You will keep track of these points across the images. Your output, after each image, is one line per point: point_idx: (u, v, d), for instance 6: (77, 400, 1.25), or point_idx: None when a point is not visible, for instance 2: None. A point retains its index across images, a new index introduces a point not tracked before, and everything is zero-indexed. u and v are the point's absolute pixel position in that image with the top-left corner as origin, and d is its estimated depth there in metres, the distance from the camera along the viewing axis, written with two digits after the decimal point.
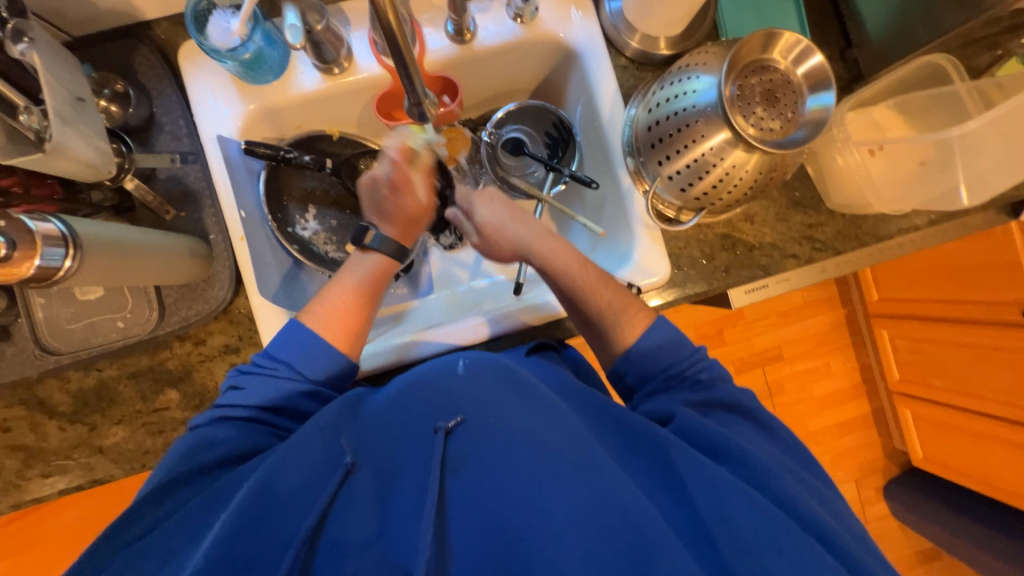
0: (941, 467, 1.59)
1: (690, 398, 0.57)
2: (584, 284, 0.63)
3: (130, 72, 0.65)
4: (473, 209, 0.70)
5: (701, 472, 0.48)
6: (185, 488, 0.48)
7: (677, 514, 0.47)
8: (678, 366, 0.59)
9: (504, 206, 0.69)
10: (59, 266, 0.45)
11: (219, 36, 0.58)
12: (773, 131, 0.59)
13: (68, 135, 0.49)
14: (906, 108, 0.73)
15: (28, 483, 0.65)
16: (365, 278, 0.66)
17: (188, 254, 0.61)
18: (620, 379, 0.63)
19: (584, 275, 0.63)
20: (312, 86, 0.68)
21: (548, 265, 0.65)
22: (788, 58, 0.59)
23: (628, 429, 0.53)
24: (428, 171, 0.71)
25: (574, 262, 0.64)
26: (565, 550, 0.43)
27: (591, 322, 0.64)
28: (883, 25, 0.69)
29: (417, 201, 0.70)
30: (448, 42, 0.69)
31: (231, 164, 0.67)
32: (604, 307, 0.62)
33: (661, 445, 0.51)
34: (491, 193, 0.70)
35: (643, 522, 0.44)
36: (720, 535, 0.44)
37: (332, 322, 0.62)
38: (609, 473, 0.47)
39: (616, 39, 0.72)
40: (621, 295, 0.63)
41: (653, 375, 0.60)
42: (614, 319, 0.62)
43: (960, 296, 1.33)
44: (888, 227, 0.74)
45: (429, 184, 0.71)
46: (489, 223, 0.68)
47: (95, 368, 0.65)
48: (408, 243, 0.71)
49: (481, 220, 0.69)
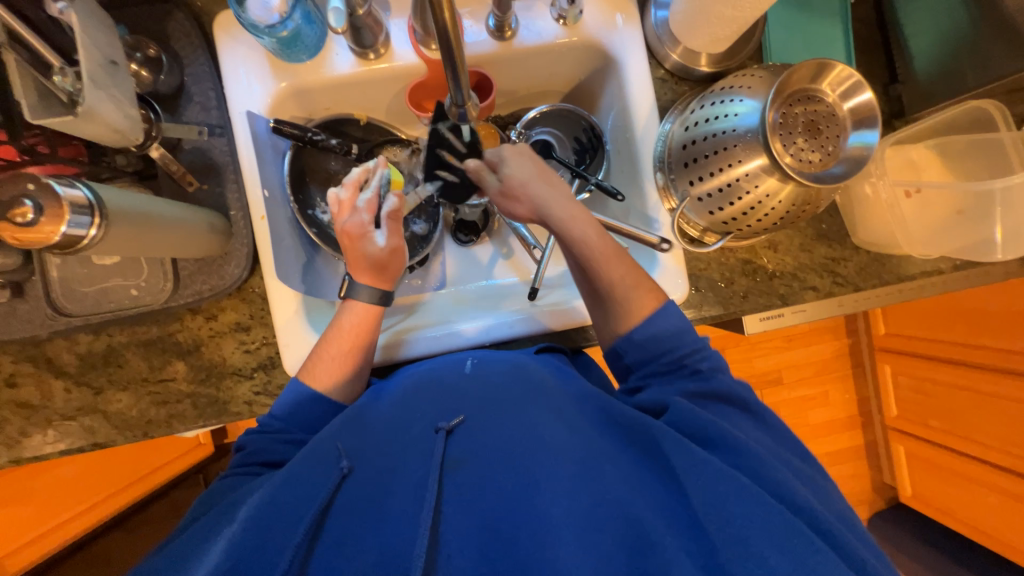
0: (929, 506, 1.59)
1: (689, 389, 0.56)
2: (600, 256, 0.59)
3: (163, 37, 0.64)
4: (499, 162, 0.61)
5: (696, 465, 0.46)
6: None
7: (674, 509, 0.46)
8: (678, 352, 0.58)
9: (533, 161, 0.61)
10: (83, 235, 0.44)
11: (258, 11, 0.57)
12: (812, 163, 0.58)
13: (99, 99, 0.49)
14: (944, 150, 0.71)
15: (30, 440, 0.65)
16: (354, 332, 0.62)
17: (208, 231, 0.61)
18: (619, 359, 0.63)
19: (602, 246, 0.59)
20: (346, 69, 0.66)
21: (567, 235, 0.59)
22: (836, 91, 0.58)
23: (624, 426, 0.53)
24: (395, 216, 0.61)
25: (593, 232, 0.59)
26: (560, 547, 0.43)
27: (600, 297, 0.61)
28: (932, 63, 0.67)
29: (377, 246, 0.61)
30: (488, 37, 0.68)
31: (258, 140, 0.66)
32: (616, 281, 0.60)
33: (654, 436, 0.50)
34: (522, 149, 0.62)
35: (636, 517, 0.44)
36: (711, 525, 0.43)
37: (327, 375, 0.60)
38: (605, 471, 0.48)
39: (658, 50, 0.71)
40: (635, 273, 0.60)
41: (654, 356, 0.59)
42: (624, 294, 0.60)
43: (970, 341, 1.32)
44: (911, 267, 0.73)
45: (391, 228, 0.62)
46: (514, 177, 0.60)
47: (104, 333, 0.65)
48: (386, 285, 0.63)
49: (509, 175, 0.60)
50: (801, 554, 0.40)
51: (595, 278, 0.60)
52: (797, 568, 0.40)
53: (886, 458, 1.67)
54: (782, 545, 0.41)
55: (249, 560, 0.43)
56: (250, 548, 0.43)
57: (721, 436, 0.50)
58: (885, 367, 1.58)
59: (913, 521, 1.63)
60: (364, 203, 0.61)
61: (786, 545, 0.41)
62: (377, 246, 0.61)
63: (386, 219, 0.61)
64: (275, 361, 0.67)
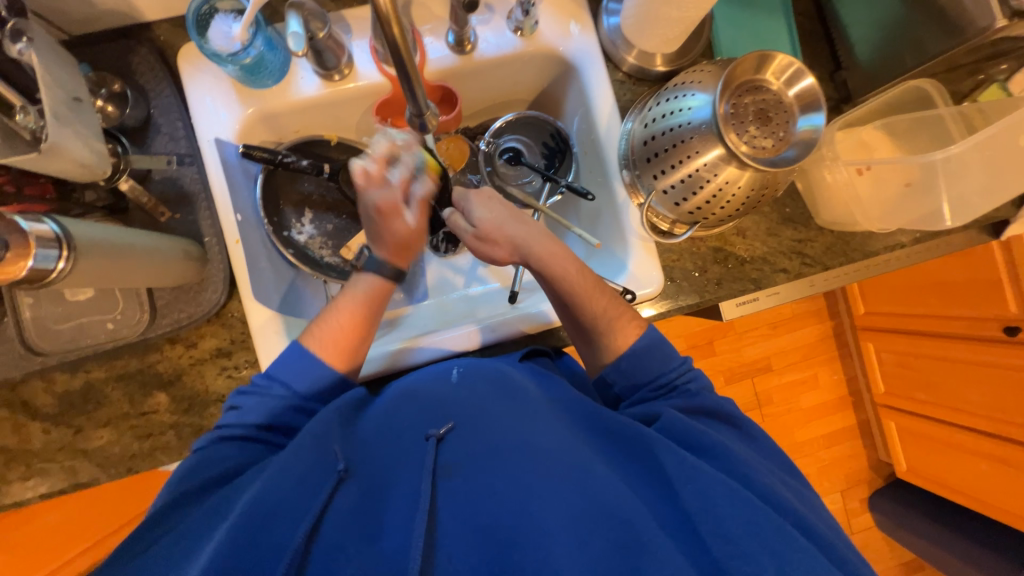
0: (924, 479, 1.61)
1: (675, 403, 0.58)
2: (581, 289, 0.62)
3: (128, 73, 0.65)
4: (470, 208, 0.67)
5: (688, 471, 0.48)
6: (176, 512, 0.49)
7: (664, 510, 0.47)
8: (668, 377, 0.61)
9: (503, 205, 0.66)
10: (52, 268, 0.44)
11: (219, 40, 0.58)
12: (765, 149, 0.60)
13: (64, 135, 0.49)
14: (893, 129, 0.75)
15: (9, 486, 0.63)
16: (364, 303, 0.63)
17: (182, 257, 0.61)
18: (608, 387, 0.64)
19: (582, 281, 0.63)
20: (312, 92, 0.68)
21: (547, 271, 0.63)
22: (781, 79, 0.60)
23: (616, 434, 0.54)
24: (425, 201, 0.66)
25: (572, 267, 0.63)
26: (556, 547, 0.43)
27: (583, 328, 0.64)
28: (871, 49, 0.71)
29: (408, 225, 0.63)
30: (449, 52, 0.70)
31: (228, 166, 0.67)
32: (598, 314, 0.62)
33: (648, 443, 0.51)
34: (489, 193, 0.68)
35: (631, 519, 0.44)
36: (704, 526, 0.44)
37: (332, 343, 0.61)
38: (598, 476, 0.48)
39: (614, 54, 0.74)
40: (616, 305, 0.63)
41: (642, 385, 0.61)
42: (607, 328, 0.62)
43: (944, 312, 1.36)
44: (874, 244, 0.76)
45: (422, 210, 0.65)
46: (488, 221, 0.65)
47: (82, 370, 0.64)
48: (403, 264, 0.66)
49: (479, 219, 0.65)
50: None
51: (576, 311, 0.63)
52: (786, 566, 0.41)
53: (879, 435, 1.70)
54: (772, 548, 0.42)
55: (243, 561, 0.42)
56: (245, 551, 0.42)
57: (713, 445, 0.52)
58: (868, 345, 1.62)
59: (910, 495, 1.66)
60: (398, 180, 0.62)
61: (776, 544, 0.42)
62: (409, 226, 0.63)
63: (418, 200, 0.65)
64: None
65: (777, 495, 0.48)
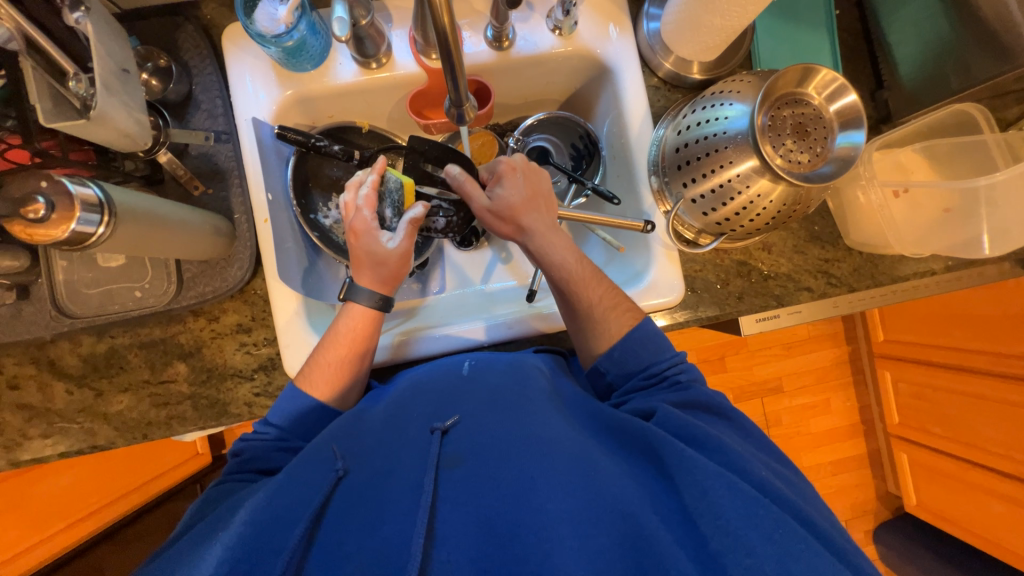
0: (933, 515, 1.57)
1: (672, 397, 0.56)
2: (577, 277, 0.63)
3: (173, 49, 0.67)
4: (499, 181, 0.66)
5: (688, 462, 0.46)
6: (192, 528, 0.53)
7: (667, 504, 0.46)
8: (659, 367, 0.59)
9: (526, 182, 0.65)
10: (92, 232, 0.45)
11: (265, 22, 0.59)
12: (801, 163, 0.59)
13: (112, 105, 0.51)
14: (932, 153, 0.73)
15: (29, 442, 0.65)
16: (350, 336, 0.62)
17: (212, 232, 0.62)
18: (600, 376, 0.63)
19: (578, 269, 0.64)
20: (349, 78, 0.69)
21: (546, 257, 0.64)
22: (822, 94, 0.60)
23: (619, 431, 0.53)
24: (415, 220, 0.62)
25: (571, 257, 0.64)
26: (559, 542, 0.43)
27: (577, 316, 0.64)
28: (915, 70, 0.70)
29: (386, 248, 0.62)
30: (486, 47, 0.71)
31: (263, 147, 0.67)
32: (593, 303, 0.62)
33: (649, 438, 0.50)
34: (518, 165, 0.66)
35: (632, 512, 0.44)
36: (704, 520, 0.43)
37: (321, 379, 0.60)
38: (600, 468, 0.48)
39: (651, 59, 0.73)
40: (612, 293, 0.63)
41: (634, 373, 0.60)
42: (602, 316, 0.62)
43: (967, 345, 1.32)
44: (904, 268, 0.74)
45: (409, 233, 0.62)
46: (504, 198, 0.64)
47: (107, 335, 0.66)
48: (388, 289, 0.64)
49: (502, 195, 0.64)
50: (788, 545, 0.41)
51: (573, 299, 0.63)
52: (785, 557, 0.40)
53: (889, 466, 1.66)
54: (769, 535, 0.41)
55: (247, 560, 0.45)
56: (247, 555, 0.45)
57: (706, 437, 0.49)
58: (885, 373, 1.58)
59: (917, 531, 1.62)
60: (364, 200, 0.62)
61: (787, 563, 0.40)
62: (387, 247, 0.62)
63: (408, 222, 0.62)
64: (276, 362, 0.67)
65: (774, 487, 0.46)
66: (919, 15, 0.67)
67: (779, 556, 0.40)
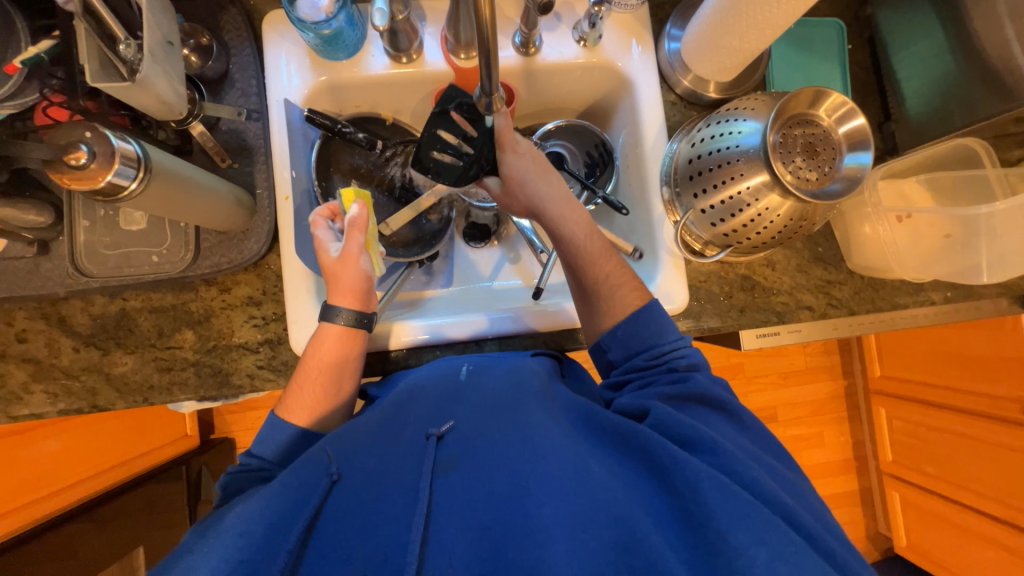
0: (923, 558, 1.55)
1: (665, 391, 0.56)
2: (587, 252, 0.64)
3: (215, 28, 0.70)
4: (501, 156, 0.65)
5: (679, 463, 0.46)
6: (193, 533, 0.52)
7: (658, 508, 0.47)
8: (662, 348, 0.59)
9: (534, 160, 0.65)
10: (126, 185, 0.47)
11: (306, 9, 0.61)
12: (809, 181, 0.62)
13: (155, 73, 0.53)
14: (934, 185, 0.75)
15: (30, 397, 0.65)
16: (324, 356, 0.61)
17: (233, 203, 0.64)
18: (602, 353, 0.64)
19: (589, 244, 0.64)
20: (380, 70, 0.72)
21: (558, 232, 0.65)
22: (832, 116, 0.62)
23: (614, 434, 0.53)
24: (355, 223, 0.62)
25: (580, 231, 0.64)
26: (551, 547, 0.43)
27: (586, 291, 0.65)
28: (923, 105, 0.73)
29: (329, 257, 0.62)
30: (513, 52, 0.74)
31: (292, 127, 0.70)
32: (601, 278, 0.63)
33: (640, 439, 0.50)
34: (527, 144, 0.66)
35: (626, 517, 0.44)
36: (697, 520, 0.44)
37: (309, 402, 0.60)
38: (594, 472, 0.48)
39: (670, 76, 0.77)
40: (622, 271, 0.64)
41: (636, 353, 0.60)
42: (609, 293, 0.63)
43: (964, 385, 1.32)
44: (903, 296, 0.76)
45: (353, 236, 0.62)
46: (512, 174, 0.65)
47: (120, 297, 0.67)
48: (367, 304, 0.63)
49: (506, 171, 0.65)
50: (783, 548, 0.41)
51: (582, 274, 0.64)
52: (779, 561, 0.40)
53: (880, 505, 1.64)
54: (762, 539, 0.41)
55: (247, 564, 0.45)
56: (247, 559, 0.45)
57: (702, 439, 0.49)
58: (880, 410, 1.58)
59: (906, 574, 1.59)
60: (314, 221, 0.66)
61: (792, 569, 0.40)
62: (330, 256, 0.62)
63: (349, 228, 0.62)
64: (282, 337, 0.68)
65: (774, 498, 0.46)
66: (927, 52, 0.70)
67: (775, 563, 0.40)
